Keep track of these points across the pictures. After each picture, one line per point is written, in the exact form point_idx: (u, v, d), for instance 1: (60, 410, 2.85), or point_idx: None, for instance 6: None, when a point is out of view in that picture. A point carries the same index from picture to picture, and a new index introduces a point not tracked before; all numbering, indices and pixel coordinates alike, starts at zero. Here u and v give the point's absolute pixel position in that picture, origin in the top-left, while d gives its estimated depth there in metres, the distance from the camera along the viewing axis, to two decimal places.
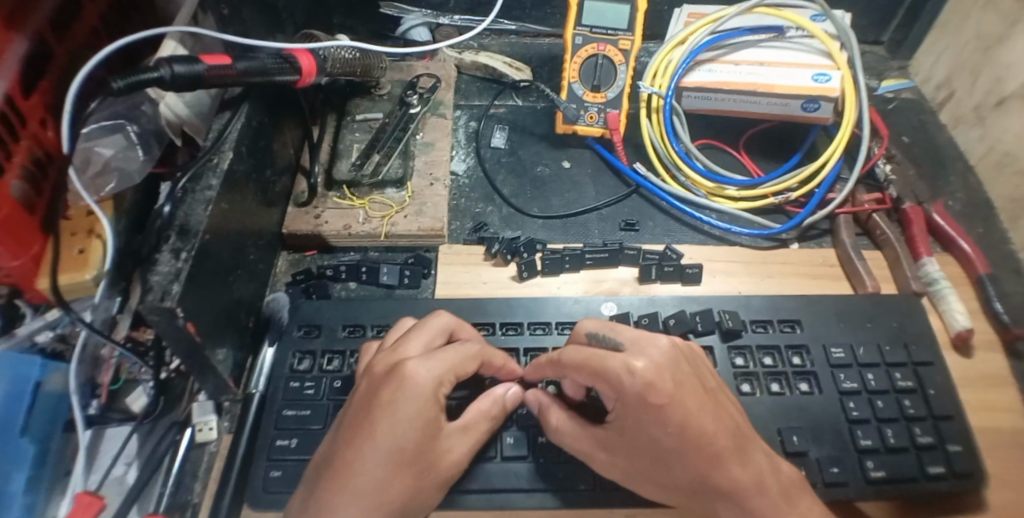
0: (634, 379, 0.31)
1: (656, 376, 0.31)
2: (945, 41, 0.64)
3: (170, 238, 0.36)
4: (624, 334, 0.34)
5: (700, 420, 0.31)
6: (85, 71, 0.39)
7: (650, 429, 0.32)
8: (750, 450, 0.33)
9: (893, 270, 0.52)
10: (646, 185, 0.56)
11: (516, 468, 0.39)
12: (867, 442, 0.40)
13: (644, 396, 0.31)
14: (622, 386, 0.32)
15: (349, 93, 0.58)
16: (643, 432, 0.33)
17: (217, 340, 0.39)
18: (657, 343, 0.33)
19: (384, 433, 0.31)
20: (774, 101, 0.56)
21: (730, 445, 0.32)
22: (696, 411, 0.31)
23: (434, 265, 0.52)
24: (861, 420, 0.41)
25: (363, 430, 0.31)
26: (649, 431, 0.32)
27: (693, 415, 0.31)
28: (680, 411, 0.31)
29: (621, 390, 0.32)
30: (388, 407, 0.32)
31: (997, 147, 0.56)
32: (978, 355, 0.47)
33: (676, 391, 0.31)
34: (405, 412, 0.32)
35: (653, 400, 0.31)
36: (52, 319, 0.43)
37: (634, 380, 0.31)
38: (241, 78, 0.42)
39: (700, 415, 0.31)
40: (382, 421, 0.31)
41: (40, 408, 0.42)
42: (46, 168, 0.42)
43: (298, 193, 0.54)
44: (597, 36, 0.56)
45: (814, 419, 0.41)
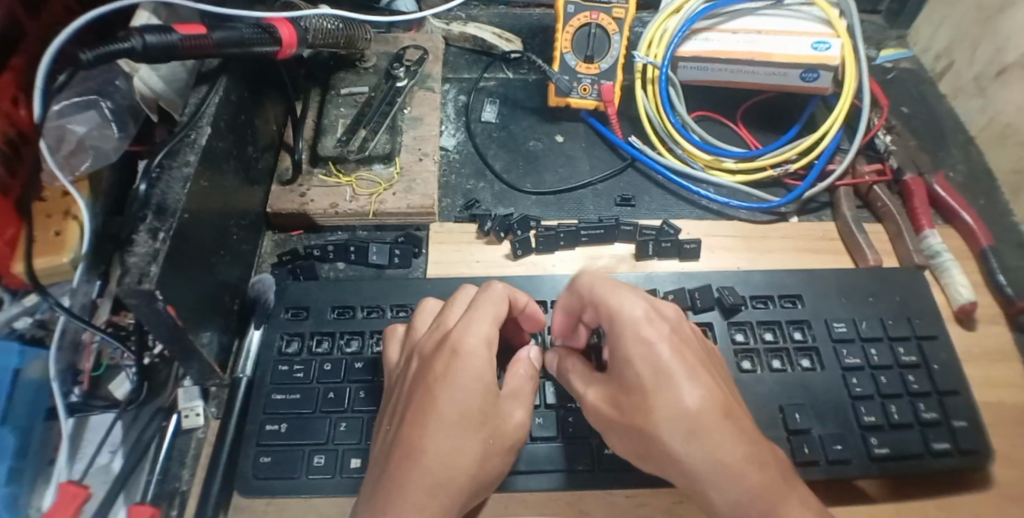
0: (633, 310, 0.31)
1: (653, 314, 0.31)
2: (944, 7, 0.62)
3: (147, 218, 0.34)
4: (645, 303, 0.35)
5: (686, 373, 0.30)
6: (61, 39, 0.37)
7: (636, 368, 0.31)
8: (748, 428, 0.30)
9: (895, 243, 0.51)
10: (642, 158, 0.55)
11: None
12: (870, 418, 0.40)
13: (638, 326, 0.31)
14: (619, 319, 0.32)
15: (333, 66, 0.56)
16: (628, 370, 0.31)
17: (202, 324, 0.38)
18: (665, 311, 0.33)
19: (448, 405, 0.30)
20: (772, 70, 0.54)
21: (720, 412, 0.30)
22: (687, 360, 0.30)
23: (425, 244, 0.50)
24: (863, 396, 0.41)
25: (426, 407, 0.30)
26: (635, 368, 0.31)
27: (679, 368, 0.30)
28: (670, 354, 0.30)
29: (618, 320, 0.31)
30: (446, 380, 0.30)
31: (999, 117, 0.55)
32: (980, 328, 0.47)
33: (670, 337, 0.31)
34: (462, 381, 0.31)
35: (645, 334, 0.30)
36: (29, 304, 0.43)
37: (634, 310, 0.31)
38: (217, 49, 0.40)
39: (689, 372, 0.30)
40: (444, 395, 0.30)
41: (18, 398, 0.40)
42: (19, 148, 0.40)
43: (283, 171, 0.52)
44: (591, 4, 0.54)
45: (816, 396, 0.41)
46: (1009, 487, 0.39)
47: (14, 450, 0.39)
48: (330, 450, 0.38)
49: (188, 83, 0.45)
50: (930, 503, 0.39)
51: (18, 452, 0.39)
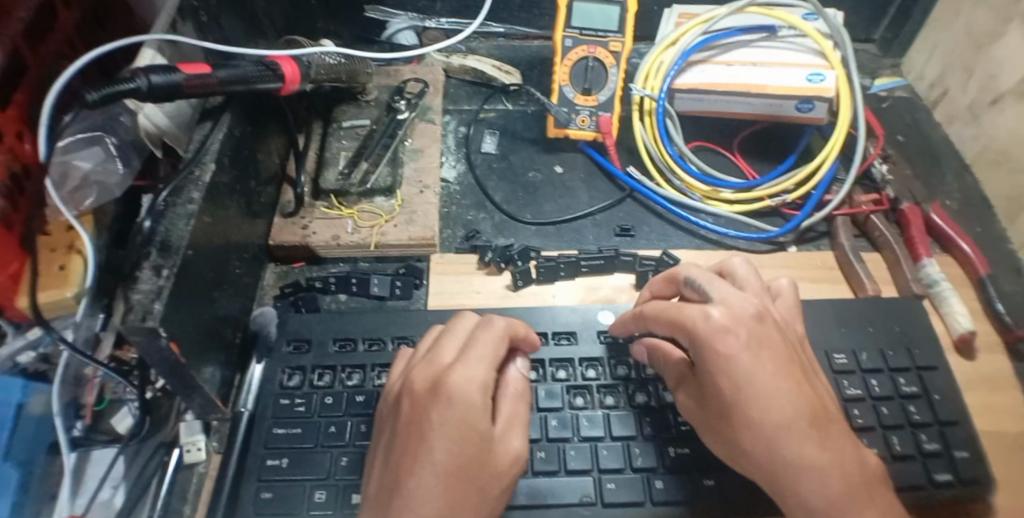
0: (709, 323, 0.32)
1: (732, 323, 0.31)
2: (936, 38, 0.63)
3: (151, 255, 0.34)
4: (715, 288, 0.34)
5: (769, 377, 0.30)
6: (62, 81, 0.38)
7: (718, 380, 0.31)
8: (828, 426, 0.31)
9: (893, 271, 0.51)
10: (640, 189, 0.55)
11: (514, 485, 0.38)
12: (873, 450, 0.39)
13: (714, 340, 0.31)
14: (696, 331, 0.32)
15: (334, 99, 0.57)
16: (711, 381, 0.32)
17: (203, 359, 0.37)
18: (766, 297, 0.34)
19: (442, 454, 0.29)
20: (767, 101, 0.55)
21: (800, 417, 0.30)
22: (768, 365, 0.31)
23: (426, 276, 0.50)
24: (866, 427, 0.40)
25: (418, 455, 0.30)
26: (719, 381, 0.31)
27: (759, 373, 0.31)
28: (751, 362, 0.31)
29: (696, 335, 0.32)
30: (440, 428, 0.30)
31: (992, 144, 0.55)
32: (980, 358, 0.47)
33: (749, 344, 0.31)
34: (455, 429, 0.30)
35: (721, 346, 0.31)
36: (31, 339, 0.43)
37: (710, 320, 0.32)
38: (221, 87, 0.41)
39: (770, 375, 0.31)
40: (436, 443, 0.30)
41: (20, 432, 0.40)
42: (22, 182, 0.41)
43: (285, 203, 0.53)
44: (588, 38, 0.55)
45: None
46: None
47: (18, 485, 0.39)
48: (331, 485, 0.37)
49: (191, 118, 0.46)
50: None
51: (21, 487, 0.40)
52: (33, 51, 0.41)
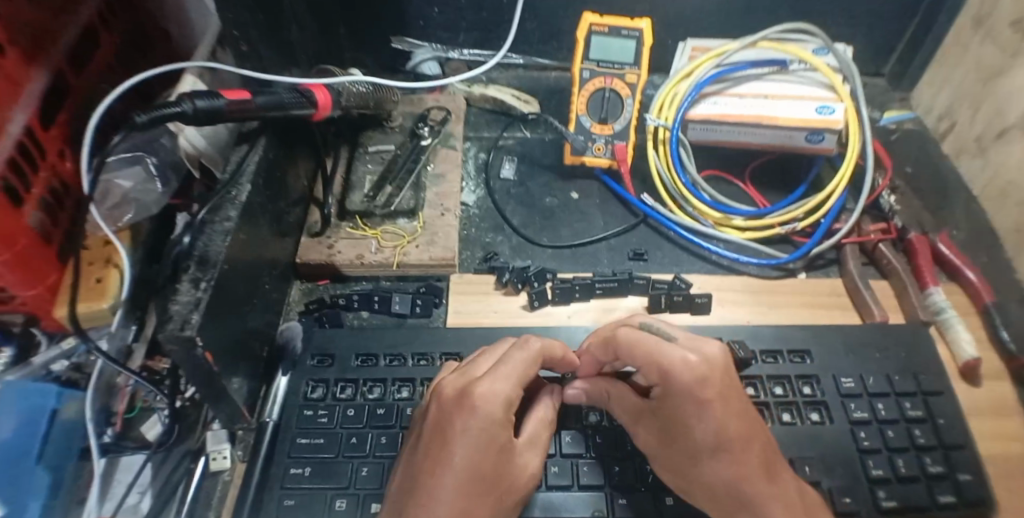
0: (688, 370, 0.32)
1: (708, 372, 0.32)
2: (945, 72, 0.65)
3: (190, 268, 0.37)
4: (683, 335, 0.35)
5: (736, 422, 0.33)
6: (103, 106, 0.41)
7: (692, 424, 0.33)
8: (779, 470, 0.34)
9: (901, 298, 0.52)
10: (655, 215, 0.57)
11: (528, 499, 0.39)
12: (878, 472, 0.40)
13: (694, 388, 0.32)
14: (672, 376, 0.32)
15: (360, 125, 0.60)
16: (682, 426, 0.34)
17: (232, 370, 0.39)
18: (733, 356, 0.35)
19: (462, 460, 0.30)
20: (778, 132, 0.57)
21: (759, 457, 0.33)
22: (736, 412, 0.33)
23: (446, 295, 0.52)
24: (871, 450, 0.41)
25: (440, 459, 0.31)
26: (691, 424, 0.33)
27: (731, 419, 0.33)
28: (723, 410, 0.32)
29: (672, 379, 0.32)
30: (463, 435, 0.31)
31: (1000, 176, 0.56)
32: (985, 385, 0.47)
33: (722, 392, 0.32)
34: (477, 438, 0.31)
35: (700, 394, 0.32)
36: (67, 348, 0.45)
37: (687, 367, 0.32)
38: (260, 112, 0.43)
39: (736, 419, 0.33)
40: (458, 449, 0.31)
41: (53, 440, 0.41)
42: (63, 198, 0.45)
43: (312, 223, 0.55)
44: (604, 70, 0.57)
45: (825, 449, 0.41)
46: None
47: (48, 487, 0.40)
48: (352, 494, 0.39)
49: (228, 142, 0.48)
50: None
51: (52, 489, 0.40)
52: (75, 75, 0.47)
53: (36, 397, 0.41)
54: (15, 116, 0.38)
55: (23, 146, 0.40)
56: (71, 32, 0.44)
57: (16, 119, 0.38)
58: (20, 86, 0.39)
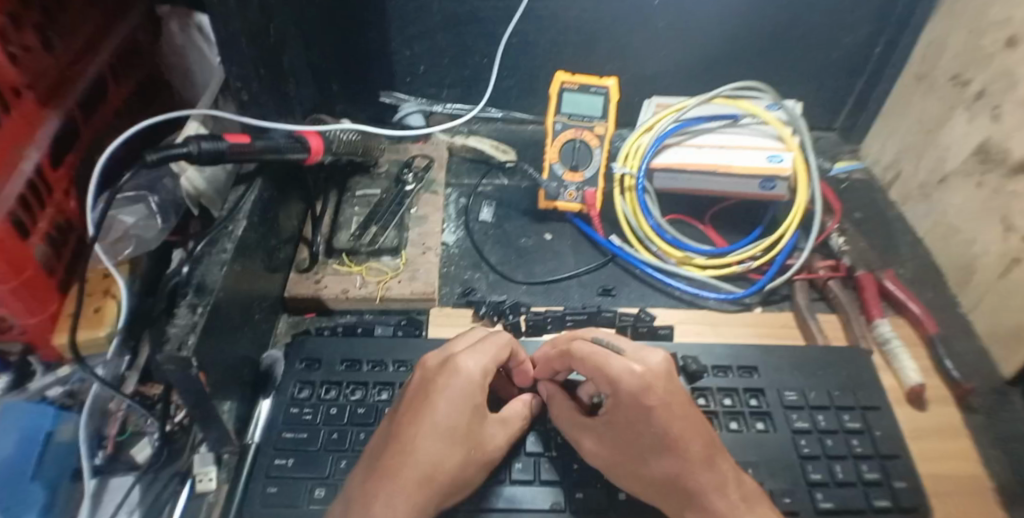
0: (633, 378, 0.38)
1: (652, 380, 0.38)
2: (890, 128, 0.73)
3: (187, 295, 0.39)
4: (634, 349, 0.41)
5: (681, 425, 0.37)
6: (111, 149, 0.45)
7: (642, 430, 0.37)
8: (718, 459, 0.37)
9: (846, 329, 0.57)
10: (621, 254, 0.61)
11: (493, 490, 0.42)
12: (816, 475, 0.43)
13: (639, 394, 0.37)
14: (619, 383, 0.38)
15: (349, 172, 0.64)
16: (633, 430, 0.38)
17: (222, 393, 0.41)
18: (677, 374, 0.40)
19: (443, 413, 0.38)
20: (733, 179, 0.62)
21: (702, 453, 0.36)
22: (681, 418, 0.37)
23: (425, 327, 0.54)
24: (811, 456, 0.45)
25: (425, 413, 0.38)
26: (642, 429, 0.37)
27: (676, 423, 0.37)
28: (668, 415, 0.37)
29: (618, 385, 0.38)
30: (445, 391, 0.39)
31: (942, 219, 0.62)
32: (931, 409, 0.51)
33: (665, 398, 0.37)
34: (456, 395, 0.39)
35: (647, 401, 0.37)
36: (62, 375, 0.49)
37: (631, 375, 0.38)
38: (258, 154, 0.48)
39: (682, 424, 0.37)
40: (441, 404, 0.38)
41: (50, 458, 0.46)
42: (66, 234, 0.48)
43: (300, 260, 0.58)
44: (576, 123, 0.63)
45: (768, 454, 0.45)
46: None
47: (43, 504, 0.44)
48: (330, 483, 0.42)
49: (226, 183, 0.52)
50: None
51: (46, 506, 0.45)
52: (86, 123, 0.51)
53: (37, 419, 0.47)
54: (28, 154, 0.42)
55: (34, 182, 0.43)
56: (84, 81, 0.49)
57: (29, 156, 0.42)
58: (34, 127, 0.43)
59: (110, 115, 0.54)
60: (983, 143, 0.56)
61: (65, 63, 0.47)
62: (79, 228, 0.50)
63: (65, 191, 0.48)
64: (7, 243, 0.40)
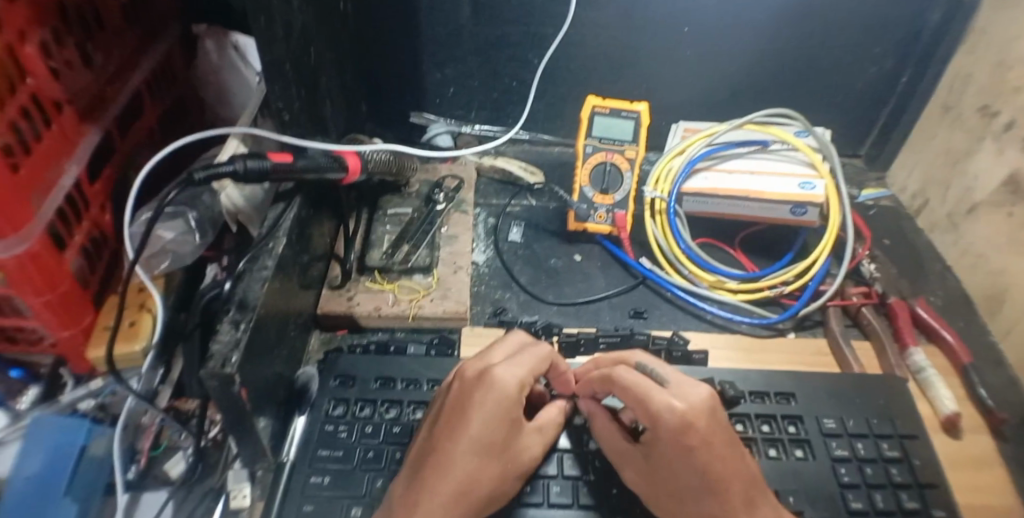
0: (673, 416, 0.35)
1: (692, 418, 0.35)
2: (915, 156, 0.72)
3: (230, 311, 0.40)
4: (677, 381, 0.38)
5: (721, 467, 0.35)
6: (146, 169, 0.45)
7: (679, 467, 0.36)
8: (758, 503, 0.36)
9: (880, 359, 0.55)
10: (652, 277, 0.61)
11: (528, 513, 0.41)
12: (858, 504, 0.42)
13: (679, 434, 0.35)
14: (659, 420, 0.36)
15: (379, 190, 0.65)
16: (668, 468, 0.37)
17: (260, 409, 0.42)
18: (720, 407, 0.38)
19: (478, 428, 0.37)
20: (765, 205, 0.62)
21: (741, 493, 0.36)
22: (720, 458, 0.36)
23: (457, 347, 0.54)
24: (851, 484, 0.43)
25: (460, 427, 0.37)
26: (678, 467, 0.36)
27: (716, 464, 0.35)
28: (707, 455, 0.35)
29: (658, 421, 0.36)
30: (481, 405, 0.38)
31: (970, 248, 0.61)
32: (966, 437, 0.50)
33: (705, 439, 0.35)
34: (493, 409, 0.38)
35: (687, 441, 0.35)
36: (95, 387, 0.50)
37: (672, 413, 0.35)
38: (298, 173, 0.49)
39: (721, 465, 0.35)
40: (476, 419, 0.37)
41: (80, 475, 0.46)
42: (100, 248, 0.50)
43: (332, 277, 0.59)
44: (606, 146, 0.64)
45: (807, 483, 0.43)
46: None
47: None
48: (365, 502, 0.41)
49: (264, 200, 0.53)
50: None
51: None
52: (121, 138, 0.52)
53: (69, 434, 0.46)
54: (67, 169, 0.44)
55: (71, 196, 0.44)
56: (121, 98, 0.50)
57: (68, 172, 0.44)
58: (73, 143, 0.45)
59: (143, 132, 0.56)
60: (1012, 175, 0.56)
61: (104, 80, 0.49)
62: (112, 241, 0.51)
63: (101, 205, 0.50)
64: (45, 257, 0.41)
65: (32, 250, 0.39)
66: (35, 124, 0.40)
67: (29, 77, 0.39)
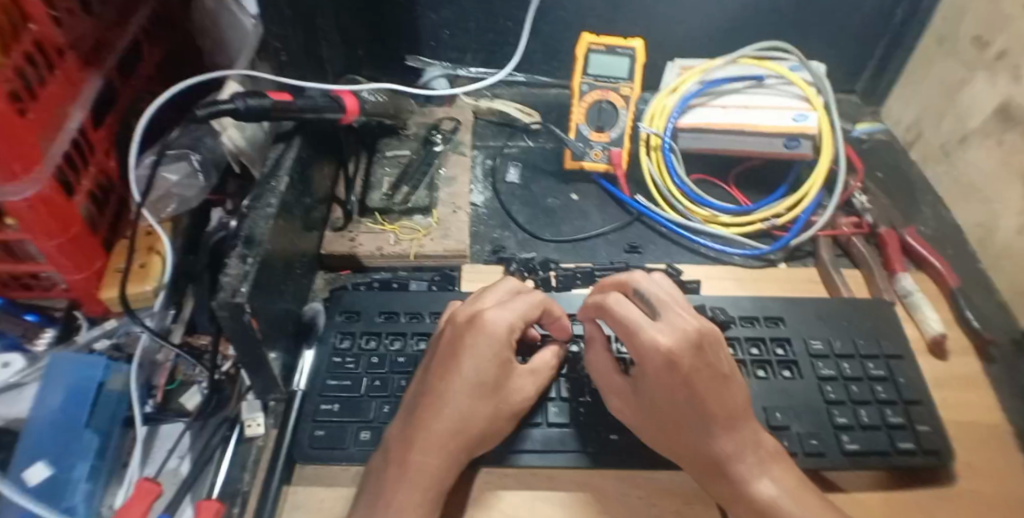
0: (657, 353, 0.37)
1: (677, 355, 0.37)
2: (912, 89, 0.72)
3: (238, 246, 0.41)
4: (670, 314, 0.39)
5: (705, 397, 0.37)
6: (152, 108, 0.47)
7: (665, 397, 0.38)
8: (744, 423, 0.39)
9: (870, 284, 0.57)
10: (648, 213, 0.62)
11: (530, 433, 0.44)
12: (843, 419, 0.45)
13: (662, 368, 0.37)
14: (644, 354, 0.38)
15: (379, 133, 0.65)
16: (655, 397, 0.39)
17: (271, 341, 0.44)
18: (712, 341, 0.38)
19: (470, 371, 0.39)
20: (760, 139, 0.62)
21: (724, 419, 0.38)
22: (704, 390, 0.37)
23: (459, 282, 0.56)
24: (837, 401, 0.46)
25: (452, 370, 0.39)
26: (665, 395, 0.38)
27: (699, 395, 0.37)
28: (690, 387, 0.37)
29: (642, 356, 0.38)
30: (472, 349, 0.40)
31: (963, 179, 0.62)
32: (953, 358, 0.52)
33: (688, 372, 0.37)
34: (484, 352, 0.40)
35: (671, 375, 0.37)
36: (110, 327, 0.53)
37: (655, 350, 0.37)
38: (298, 113, 0.49)
39: (706, 396, 0.37)
40: (468, 363, 0.39)
41: (101, 407, 0.48)
42: (107, 194, 0.51)
43: (334, 219, 0.60)
44: (602, 84, 0.63)
45: (795, 400, 0.46)
46: (981, 499, 0.42)
47: (96, 449, 0.46)
48: (375, 427, 0.44)
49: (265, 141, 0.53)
50: (913, 507, 0.42)
51: (99, 452, 0.46)
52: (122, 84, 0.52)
53: (87, 370, 0.49)
54: (73, 114, 0.43)
55: (76, 141, 0.44)
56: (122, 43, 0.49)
57: (73, 116, 0.43)
58: (76, 87, 0.44)
59: (144, 80, 0.55)
60: (1004, 103, 0.56)
61: (103, 25, 0.48)
62: (119, 187, 0.52)
63: (105, 151, 0.50)
64: (56, 201, 0.41)
65: (44, 194, 0.40)
66: (39, 70, 0.40)
67: (30, 23, 0.39)
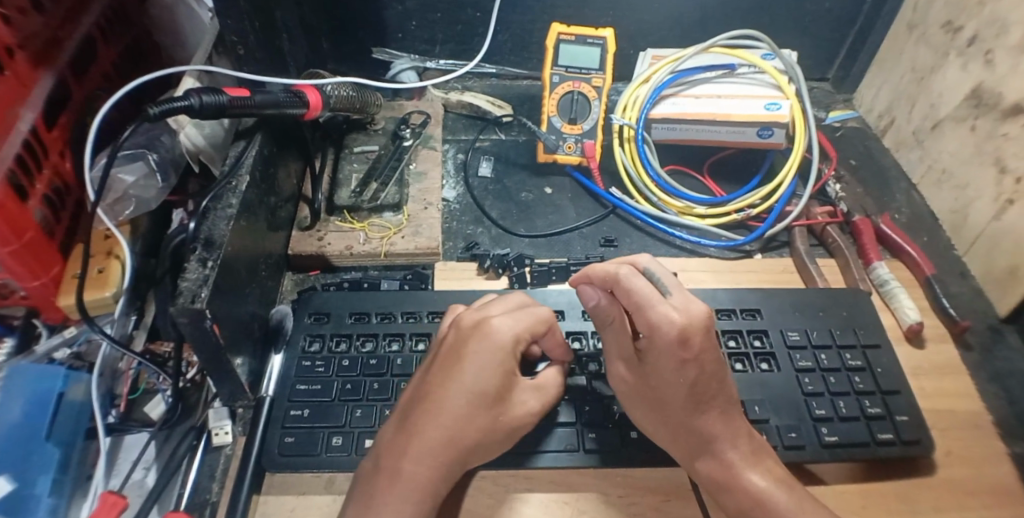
0: (671, 327, 0.36)
1: (689, 332, 0.36)
2: (882, 75, 0.72)
3: (197, 250, 0.39)
4: (677, 292, 0.37)
5: (710, 378, 0.38)
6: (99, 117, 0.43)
7: (669, 374, 0.38)
8: (735, 416, 0.40)
9: (844, 273, 0.58)
10: (622, 206, 0.62)
11: None
12: (821, 411, 0.45)
13: (673, 344, 0.36)
14: (657, 330, 0.36)
15: (345, 128, 0.63)
16: (656, 374, 0.39)
17: (236, 348, 0.42)
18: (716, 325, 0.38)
19: (472, 379, 0.38)
20: (731, 129, 0.62)
21: (721, 402, 0.39)
22: (708, 371, 0.38)
23: (431, 281, 0.55)
24: (815, 392, 0.46)
25: (454, 376, 0.38)
26: (668, 374, 0.38)
27: (705, 373, 0.38)
28: (697, 368, 0.37)
29: (655, 330, 0.36)
30: (474, 354, 0.38)
31: (935, 165, 0.63)
32: (929, 346, 0.52)
33: (699, 350, 0.37)
34: (488, 361, 0.38)
35: (681, 353, 0.36)
36: (69, 335, 0.50)
37: (669, 324, 0.36)
38: (257, 109, 0.47)
39: (711, 376, 0.38)
40: (470, 369, 0.38)
41: (62, 417, 0.46)
42: (64, 197, 0.48)
43: (302, 218, 0.58)
44: (573, 75, 0.62)
45: (773, 392, 0.46)
46: (956, 484, 0.43)
47: (58, 462, 0.45)
48: (347, 432, 0.43)
49: (225, 139, 0.51)
50: (891, 495, 0.42)
51: (60, 464, 0.45)
52: (77, 83, 0.49)
53: (45, 381, 0.46)
54: (23, 115, 0.41)
55: (30, 143, 0.42)
56: (75, 39, 0.47)
57: (24, 117, 0.41)
58: (27, 87, 0.42)
59: (100, 77, 0.53)
60: (976, 88, 0.57)
61: (57, 23, 0.45)
62: (76, 190, 0.49)
63: (61, 152, 0.47)
64: (8, 206, 0.39)
65: None
66: None
67: None
